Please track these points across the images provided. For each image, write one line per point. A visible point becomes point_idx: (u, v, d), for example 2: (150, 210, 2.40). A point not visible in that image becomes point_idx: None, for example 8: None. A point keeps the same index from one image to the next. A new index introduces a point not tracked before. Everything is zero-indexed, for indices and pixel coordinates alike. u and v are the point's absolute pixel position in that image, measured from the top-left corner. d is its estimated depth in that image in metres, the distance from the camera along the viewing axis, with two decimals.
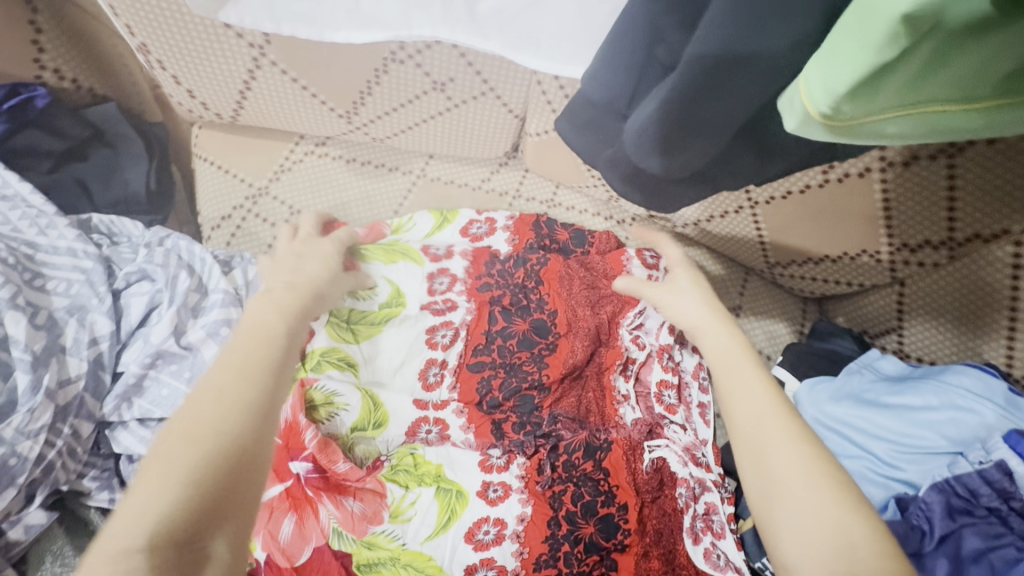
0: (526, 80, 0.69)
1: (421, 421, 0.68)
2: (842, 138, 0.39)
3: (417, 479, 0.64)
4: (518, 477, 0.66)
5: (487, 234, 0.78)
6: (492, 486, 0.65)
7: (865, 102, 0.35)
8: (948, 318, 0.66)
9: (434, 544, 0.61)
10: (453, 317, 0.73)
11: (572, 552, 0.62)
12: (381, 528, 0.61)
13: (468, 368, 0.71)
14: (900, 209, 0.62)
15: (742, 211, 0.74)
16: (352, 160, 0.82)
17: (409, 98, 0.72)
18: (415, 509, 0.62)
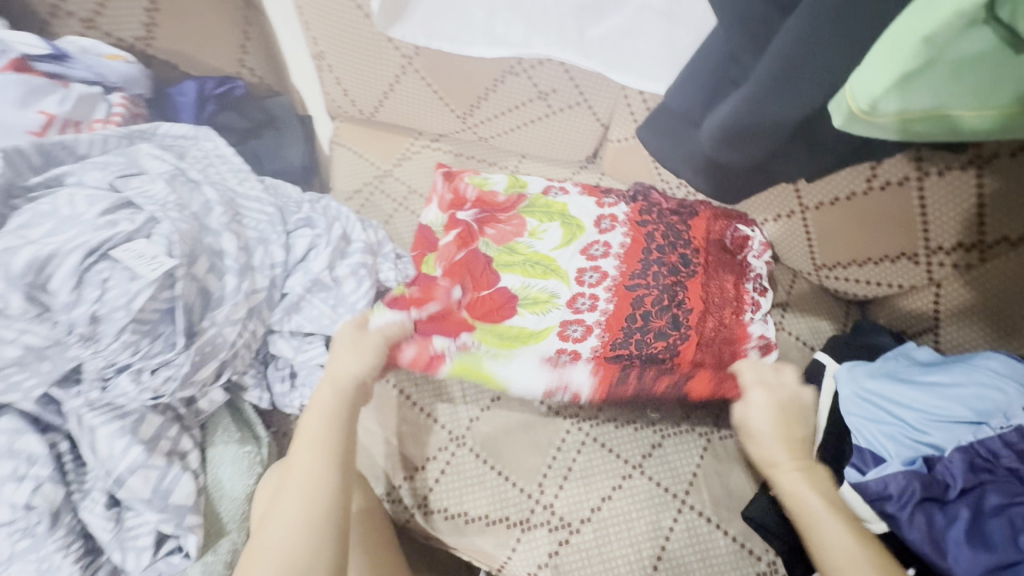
0: (615, 94, 0.84)
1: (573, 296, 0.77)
2: (877, 133, 0.52)
3: (548, 214, 0.81)
4: (614, 272, 0.77)
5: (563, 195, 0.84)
6: (594, 247, 0.79)
7: (895, 102, 0.48)
8: (978, 316, 0.74)
9: (542, 323, 0.75)
10: (568, 190, 0.84)
11: (645, 340, 0.75)
12: (521, 240, 0.79)
13: (597, 192, 0.84)
14: (935, 215, 0.72)
15: (794, 215, 0.86)
16: (459, 154, 0.99)
17: (516, 104, 0.88)
18: (546, 231, 0.80)
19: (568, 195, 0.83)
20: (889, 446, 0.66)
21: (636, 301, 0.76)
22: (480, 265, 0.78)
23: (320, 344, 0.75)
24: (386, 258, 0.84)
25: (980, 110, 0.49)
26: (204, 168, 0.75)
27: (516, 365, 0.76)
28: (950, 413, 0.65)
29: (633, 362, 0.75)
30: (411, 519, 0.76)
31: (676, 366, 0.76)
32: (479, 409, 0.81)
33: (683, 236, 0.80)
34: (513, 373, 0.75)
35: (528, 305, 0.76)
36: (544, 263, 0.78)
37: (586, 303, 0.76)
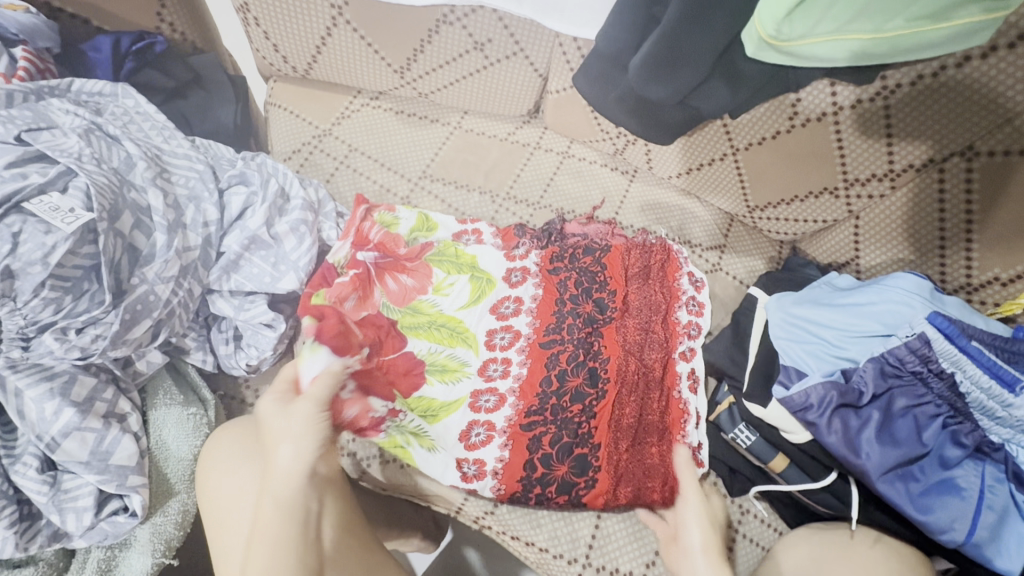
0: (550, 43, 0.84)
1: (496, 330, 0.78)
2: (786, 59, 0.55)
3: (457, 268, 0.81)
4: (527, 327, 0.78)
5: (476, 244, 0.85)
6: (513, 274, 0.82)
7: (794, 21, 0.52)
8: (893, 243, 0.80)
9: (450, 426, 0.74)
10: (480, 228, 0.86)
11: (561, 402, 0.74)
12: (425, 298, 0.80)
13: (512, 230, 0.86)
14: (851, 147, 0.76)
15: (725, 159, 0.89)
16: (400, 112, 0.97)
17: (453, 56, 0.88)
18: (452, 288, 0.80)
19: (481, 232, 0.86)
20: (812, 362, 0.72)
21: (551, 358, 0.76)
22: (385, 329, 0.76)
23: (263, 303, 0.74)
24: (328, 217, 0.83)
25: (888, 35, 0.51)
26: (125, 126, 0.72)
27: (433, 433, 0.74)
28: (865, 327, 0.70)
29: (546, 425, 0.73)
30: (367, 472, 0.77)
31: (600, 405, 0.74)
32: None
33: (597, 278, 0.80)
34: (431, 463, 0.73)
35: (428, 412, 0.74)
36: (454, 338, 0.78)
37: (498, 372, 0.76)
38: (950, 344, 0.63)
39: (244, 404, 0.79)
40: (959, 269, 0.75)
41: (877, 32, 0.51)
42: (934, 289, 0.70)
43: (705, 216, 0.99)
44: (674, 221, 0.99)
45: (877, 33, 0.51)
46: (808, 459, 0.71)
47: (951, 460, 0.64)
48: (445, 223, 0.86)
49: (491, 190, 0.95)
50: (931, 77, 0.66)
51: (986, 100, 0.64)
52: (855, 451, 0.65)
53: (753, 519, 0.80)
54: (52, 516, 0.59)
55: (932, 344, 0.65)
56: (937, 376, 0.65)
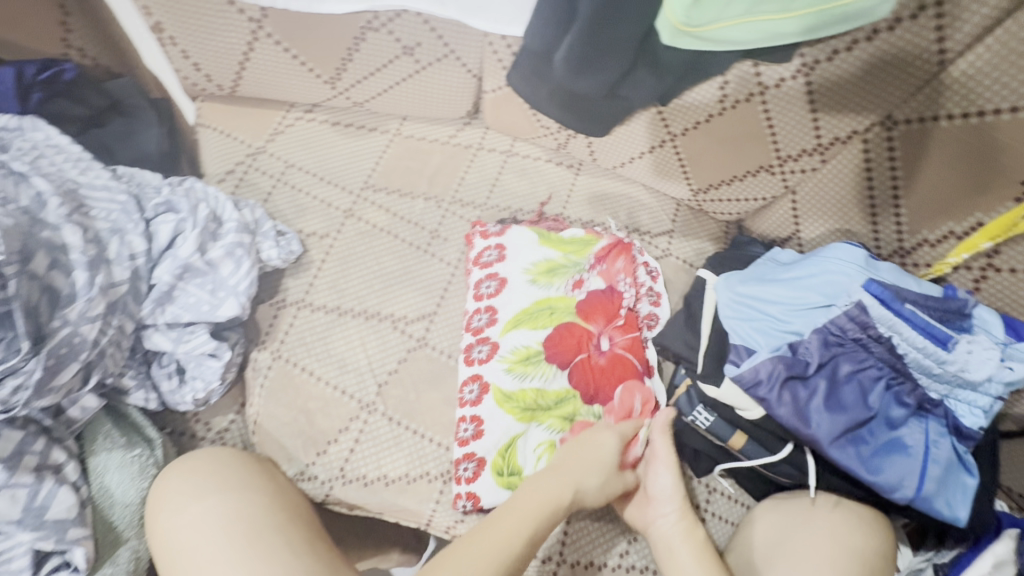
0: (479, 42, 0.83)
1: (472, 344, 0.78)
2: (702, 43, 0.56)
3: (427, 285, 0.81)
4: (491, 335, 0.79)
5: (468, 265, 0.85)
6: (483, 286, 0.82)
7: (702, 6, 0.52)
8: (830, 214, 0.83)
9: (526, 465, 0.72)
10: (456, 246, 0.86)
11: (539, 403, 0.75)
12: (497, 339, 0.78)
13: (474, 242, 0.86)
14: (780, 125, 0.78)
15: (664, 145, 0.90)
16: (336, 123, 0.95)
17: (383, 63, 0.86)
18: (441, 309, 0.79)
19: (506, 245, 0.84)
20: (761, 338, 0.73)
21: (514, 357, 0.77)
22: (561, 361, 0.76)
23: (203, 333, 0.71)
24: (268, 236, 0.80)
25: (795, 14, 0.52)
26: (34, 161, 0.68)
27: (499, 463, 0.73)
28: (807, 299, 0.72)
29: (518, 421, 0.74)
30: (330, 494, 0.75)
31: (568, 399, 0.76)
32: (387, 373, 0.80)
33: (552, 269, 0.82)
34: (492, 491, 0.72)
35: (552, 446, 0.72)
36: (516, 356, 0.76)
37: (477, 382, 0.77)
38: (886, 309, 0.66)
39: (196, 439, 0.76)
40: (891, 234, 0.78)
41: (785, 11, 0.52)
42: (869, 256, 0.72)
43: (651, 203, 1.00)
44: (622, 210, 0.99)
45: (785, 12, 0.52)
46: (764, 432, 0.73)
47: (897, 420, 0.66)
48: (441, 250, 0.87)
49: (436, 195, 0.93)
50: (845, 53, 0.68)
51: (898, 71, 0.66)
52: (808, 421, 0.67)
53: (721, 498, 0.81)
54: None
55: (870, 310, 0.67)
56: (876, 340, 0.67)
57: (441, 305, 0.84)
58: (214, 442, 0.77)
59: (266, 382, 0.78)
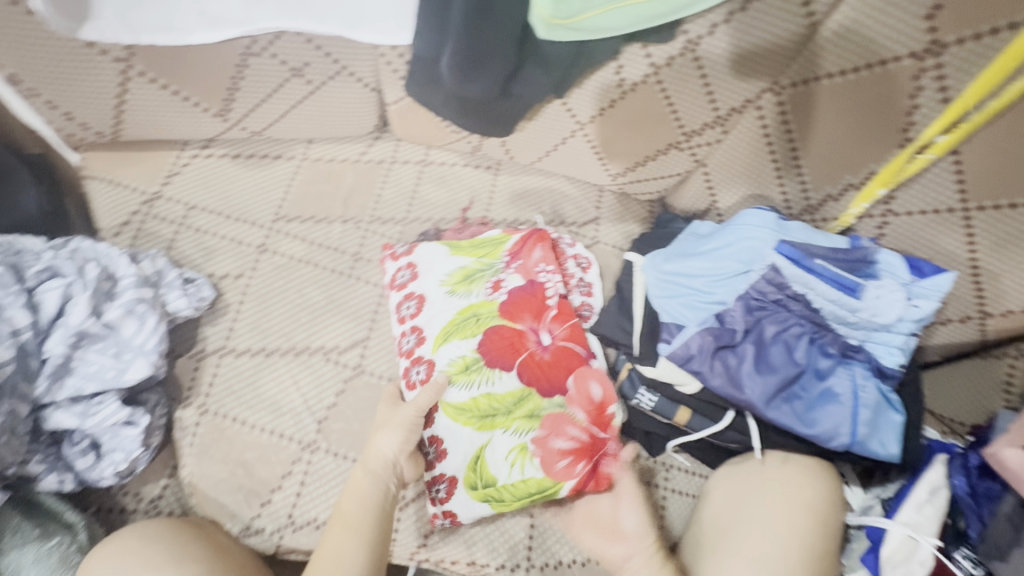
0: (370, 55, 0.81)
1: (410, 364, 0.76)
2: (579, 34, 0.56)
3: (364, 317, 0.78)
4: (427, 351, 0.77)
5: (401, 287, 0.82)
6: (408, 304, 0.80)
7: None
8: (740, 181, 0.85)
9: (509, 474, 0.70)
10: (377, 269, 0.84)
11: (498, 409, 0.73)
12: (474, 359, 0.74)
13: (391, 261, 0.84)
14: (679, 101, 0.79)
15: (575, 136, 0.90)
16: (236, 155, 0.90)
17: (274, 87, 0.82)
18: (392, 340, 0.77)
19: (417, 264, 0.82)
20: (690, 311, 0.75)
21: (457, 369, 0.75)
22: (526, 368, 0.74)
23: (113, 402, 0.66)
24: (173, 286, 0.75)
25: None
26: None
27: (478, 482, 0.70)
28: (727, 268, 0.74)
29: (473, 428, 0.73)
30: (281, 544, 0.71)
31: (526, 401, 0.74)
32: (326, 409, 0.77)
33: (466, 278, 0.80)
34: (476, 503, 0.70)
35: (528, 449, 0.70)
36: (456, 368, 0.74)
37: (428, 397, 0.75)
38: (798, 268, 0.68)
39: (126, 513, 0.71)
40: (798, 192, 0.80)
41: None
42: (779, 217, 0.74)
43: (574, 193, 1.00)
44: (546, 204, 0.99)
45: None
46: (706, 403, 0.75)
47: (824, 371, 0.69)
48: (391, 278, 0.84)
49: (354, 216, 0.90)
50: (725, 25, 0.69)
51: (775, 38, 0.67)
52: (740, 384, 0.69)
53: (678, 473, 0.82)
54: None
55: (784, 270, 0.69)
56: (794, 298, 0.70)
57: (373, 328, 0.82)
58: (147, 513, 0.72)
59: (195, 440, 0.73)
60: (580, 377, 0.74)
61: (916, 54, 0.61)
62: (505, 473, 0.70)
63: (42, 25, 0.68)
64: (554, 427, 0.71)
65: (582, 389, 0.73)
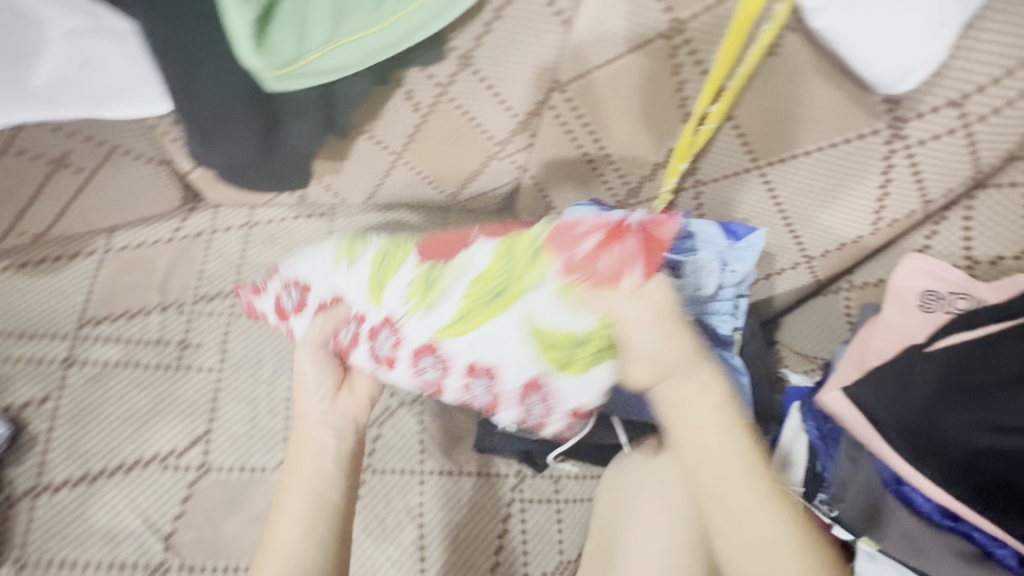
0: (138, 129, 0.73)
1: (374, 332, 0.59)
2: (315, 80, 0.52)
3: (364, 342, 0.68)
4: (377, 318, 0.59)
5: (289, 312, 0.65)
6: (289, 297, 0.64)
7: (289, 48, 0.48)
8: (565, 178, 0.84)
9: (574, 317, 0.52)
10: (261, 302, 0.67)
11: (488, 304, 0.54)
12: (364, 303, 0.59)
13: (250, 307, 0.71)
14: (479, 114, 0.77)
15: (397, 164, 0.86)
16: (23, 264, 0.80)
17: (39, 184, 0.74)
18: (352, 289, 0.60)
19: (298, 275, 0.64)
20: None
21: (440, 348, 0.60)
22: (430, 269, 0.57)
23: None
24: None
25: (385, 23, 0.52)
26: None
27: (567, 324, 0.52)
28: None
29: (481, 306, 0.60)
30: None
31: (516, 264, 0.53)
32: (172, 520, 0.70)
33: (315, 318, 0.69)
34: (569, 386, 0.56)
35: (563, 283, 0.51)
36: (419, 287, 0.57)
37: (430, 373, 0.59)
38: None
39: None
40: (617, 179, 0.81)
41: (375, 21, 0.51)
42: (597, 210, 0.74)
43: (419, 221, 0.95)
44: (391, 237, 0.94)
45: (376, 23, 0.51)
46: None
47: None
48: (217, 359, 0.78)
49: (174, 300, 0.82)
50: (488, 37, 0.67)
51: (538, 43, 0.66)
52: None
53: (569, 483, 0.81)
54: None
55: None
56: None
57: (213, 420, 0.75)
58: None
59: None
60: (540, 223, 0.55)
61: (664, 35, 0.61)
62: (538, 310, 0.52)
63: None
64: (563, 243, 0.51)
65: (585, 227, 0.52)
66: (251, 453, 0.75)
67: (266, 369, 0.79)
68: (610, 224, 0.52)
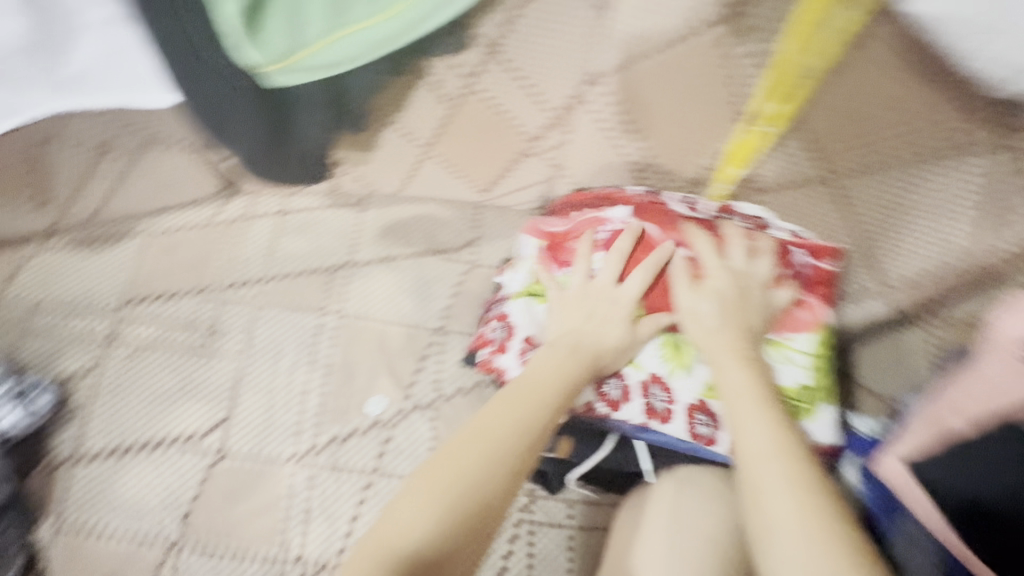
0: (172, 117, 0.75)
1: (647, 394, 0.67)
2: (316, 75, 0.54)
3: (671, 359, 0.68)
4: (640, 404, 0.67)
5: (621, 399, 0.67)
6: (609, 390, 0.68)
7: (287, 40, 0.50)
8: (601, 178, 0.76)
9: (791, 372, 0.65)
10: (497, 338, 0.73)
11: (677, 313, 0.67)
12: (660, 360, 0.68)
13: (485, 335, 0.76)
14: (509, 107, 0.70)
15: (425, 159, 0.82)
16: (77, 241, 0.85)
17: (88, 169, 0.79)
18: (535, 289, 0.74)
19: (625, 380, 0.68)
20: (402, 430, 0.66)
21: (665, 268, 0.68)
22: (634, 253, 0.69)
23: None
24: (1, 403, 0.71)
25: (386, 15, 0.50)
26: None
27: (794, 372, 0.65)
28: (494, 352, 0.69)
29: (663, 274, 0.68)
30: None
31: (657, 286, 0.68)
32: (188, 501, 0.73)
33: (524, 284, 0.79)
34: (792, 378, 0.65)
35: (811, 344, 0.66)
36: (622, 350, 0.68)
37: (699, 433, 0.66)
38: None
39: None
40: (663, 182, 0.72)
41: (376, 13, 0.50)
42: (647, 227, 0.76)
43: (449, 218, 0.89)
44: (419, 234, 0.89)
45: (376, 15, 0.49)
46: (585, 429, 0.69)
47: None
48: (526, 312, 0.74)
49: (208, 284, 0.85)
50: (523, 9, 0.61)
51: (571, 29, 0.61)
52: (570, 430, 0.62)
53: (583, 508, 0.75)
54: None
55: None
56: None
57: (234, 406, 0.77)
58: None
59: (53, 560, 0.70)
60: (664, 247, 0.68)
61: (726, 19, 0.55)
62: (780, 376, 0.64)
63: None
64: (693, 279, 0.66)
65: (698, 245, 0.66)
66: (266, 442, 0.76)
67: (284, 361, 0.80)
68: (818, 249, 0.66)
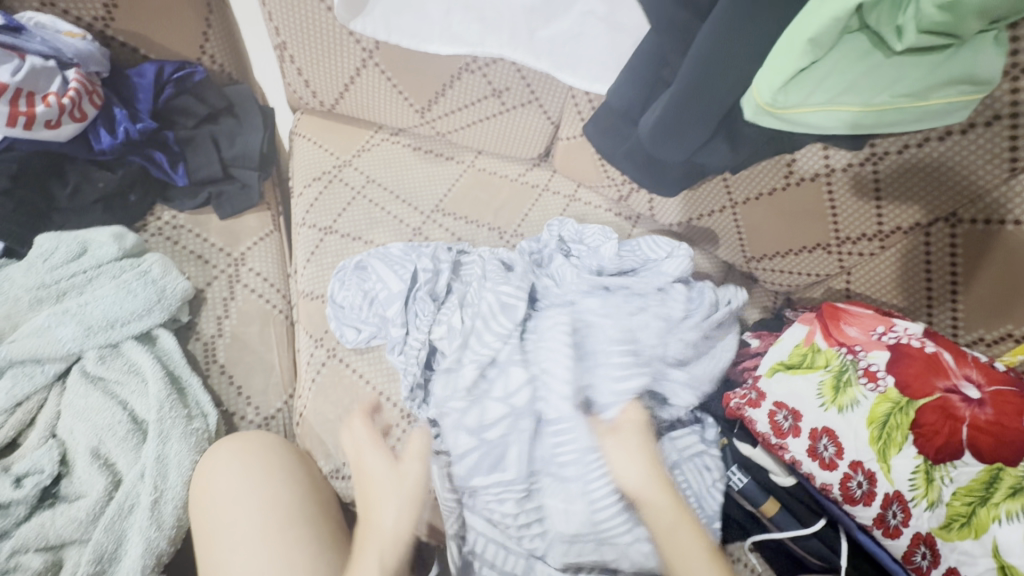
0: (564, 94, 0.89)
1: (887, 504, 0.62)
2: (784, 126, 0.56)
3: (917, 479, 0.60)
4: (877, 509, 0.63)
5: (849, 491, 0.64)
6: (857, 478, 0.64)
7: (793, 91, 0.53)
8: (881, 285, 0.79)
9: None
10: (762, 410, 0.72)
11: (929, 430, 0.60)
12: (912, 474, 0.60)
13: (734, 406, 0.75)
14: (843, 209, 0.76)
15: (725, 211, 0.90)
16: (418, 148, 1.02)
17: (474, 100, 0.93)
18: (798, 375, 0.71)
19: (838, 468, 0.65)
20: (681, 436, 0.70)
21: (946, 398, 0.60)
22: (917, 365, 0.63)
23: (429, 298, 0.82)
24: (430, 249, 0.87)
25: (876, 110, 0.53)
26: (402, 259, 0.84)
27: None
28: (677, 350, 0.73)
29: (934, 400, 0.60)
30: None
31: (923, 418, 0.60)
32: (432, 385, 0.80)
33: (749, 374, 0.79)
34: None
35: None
36: (872, 442, 0.63)
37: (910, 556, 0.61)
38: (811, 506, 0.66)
39: (243, 420, 0.80)
40: (946, 327, 0.73)
41: (868, 106, 0.53)
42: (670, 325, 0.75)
43: (705, 265, 0.99)
44: None
45: (867, 107, 0.53)
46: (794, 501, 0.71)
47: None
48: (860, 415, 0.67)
49: (502, 227, 0.98)
50: (936, 141, 0.65)
51: (946, 183, 0.67)
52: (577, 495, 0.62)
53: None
54: (470, 481, 0.69)
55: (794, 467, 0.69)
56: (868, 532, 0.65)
57: None
58: (258, 427, 0.81)
59: (318, 377, 0.82)
60: (950, 380, 0.61)
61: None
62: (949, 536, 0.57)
63: (328, 17, 0.84)
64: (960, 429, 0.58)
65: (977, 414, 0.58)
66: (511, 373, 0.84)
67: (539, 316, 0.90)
68: None
